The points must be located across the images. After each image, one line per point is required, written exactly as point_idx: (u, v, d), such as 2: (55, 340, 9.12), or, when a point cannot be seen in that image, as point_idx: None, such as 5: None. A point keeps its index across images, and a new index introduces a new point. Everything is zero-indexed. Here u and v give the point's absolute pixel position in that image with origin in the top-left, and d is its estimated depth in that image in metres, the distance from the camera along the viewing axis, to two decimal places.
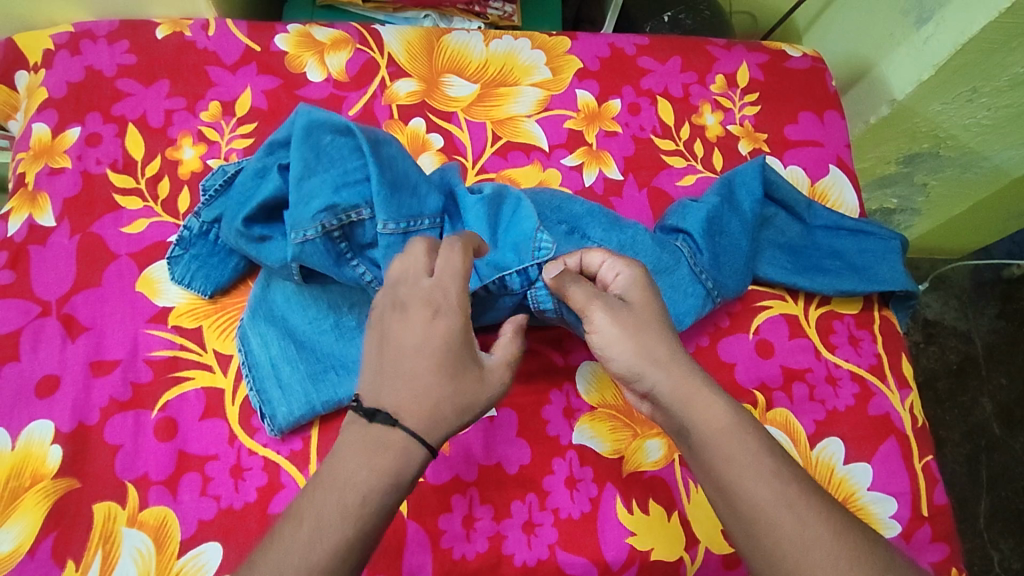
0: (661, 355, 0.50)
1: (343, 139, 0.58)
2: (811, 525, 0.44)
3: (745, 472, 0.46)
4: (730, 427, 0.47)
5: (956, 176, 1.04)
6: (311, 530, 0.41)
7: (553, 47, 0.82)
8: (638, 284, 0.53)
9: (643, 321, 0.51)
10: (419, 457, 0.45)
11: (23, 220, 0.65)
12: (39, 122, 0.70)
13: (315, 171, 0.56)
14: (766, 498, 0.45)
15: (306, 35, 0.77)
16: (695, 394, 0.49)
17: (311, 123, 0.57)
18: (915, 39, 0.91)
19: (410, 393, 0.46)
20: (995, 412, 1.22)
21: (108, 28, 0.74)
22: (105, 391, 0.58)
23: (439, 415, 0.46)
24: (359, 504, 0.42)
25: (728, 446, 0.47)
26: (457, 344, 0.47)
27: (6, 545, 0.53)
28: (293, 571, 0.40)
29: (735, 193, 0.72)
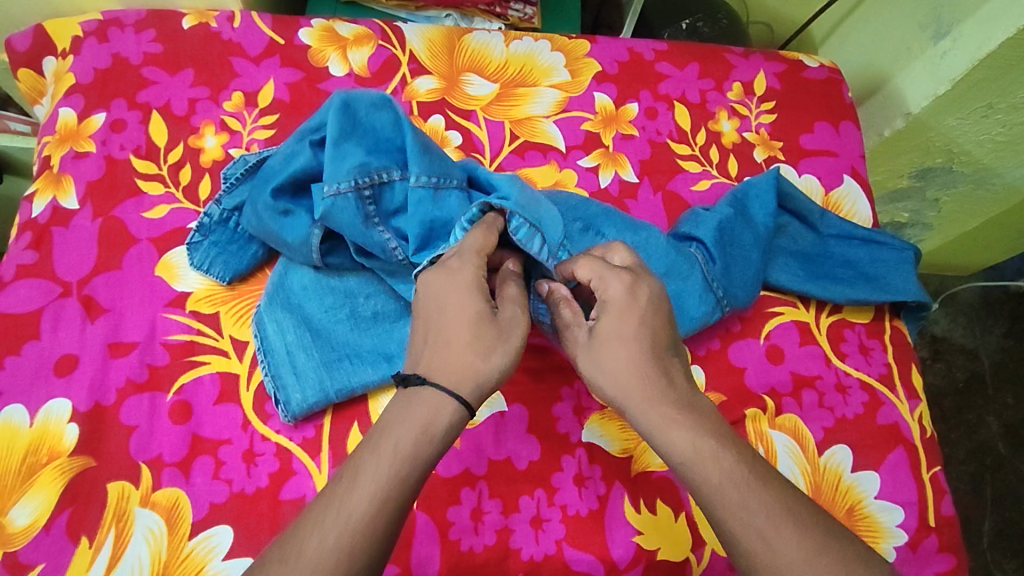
0: (625, 385, 0.49)
1: (381, 111, 0.61)
2: (784, 550, 0.43)
3: (712, 502, 0.45)
4: (692, 457, 0.46)
5: (968, 192, 1.04)
6: (345, 483, 0.43)
7: (572, 49, 0.82)
8: (614, 308, 0.51)
9: (609, 349, 0.50)
10: (450, 408, 0.46)
11: (47, 202, 0.66)
12: (66, 107, 0.71)
13: (350, 137, 0.59)
14: (735, 529, 0.44)
15: (329, 29, 0.78)
16: (659, 421, 0.48)
17: (348, 97, 0.60)
18: (933, 54, 0.92)
19: (438, 348, 0.49)
20: (1002, 431, 1.22)
21: (135, 17, 0.75)
22: (122, 372, 0.59)
23: (465, 362, 0.48)
24: (389, 456, 0.44)
25: (691, 476, 0.46)
26: (470, 295, 0.50)
27: (22, 520, 0.53)
28: (334, 533, 0.40)
29: (748, 206, 0.72)
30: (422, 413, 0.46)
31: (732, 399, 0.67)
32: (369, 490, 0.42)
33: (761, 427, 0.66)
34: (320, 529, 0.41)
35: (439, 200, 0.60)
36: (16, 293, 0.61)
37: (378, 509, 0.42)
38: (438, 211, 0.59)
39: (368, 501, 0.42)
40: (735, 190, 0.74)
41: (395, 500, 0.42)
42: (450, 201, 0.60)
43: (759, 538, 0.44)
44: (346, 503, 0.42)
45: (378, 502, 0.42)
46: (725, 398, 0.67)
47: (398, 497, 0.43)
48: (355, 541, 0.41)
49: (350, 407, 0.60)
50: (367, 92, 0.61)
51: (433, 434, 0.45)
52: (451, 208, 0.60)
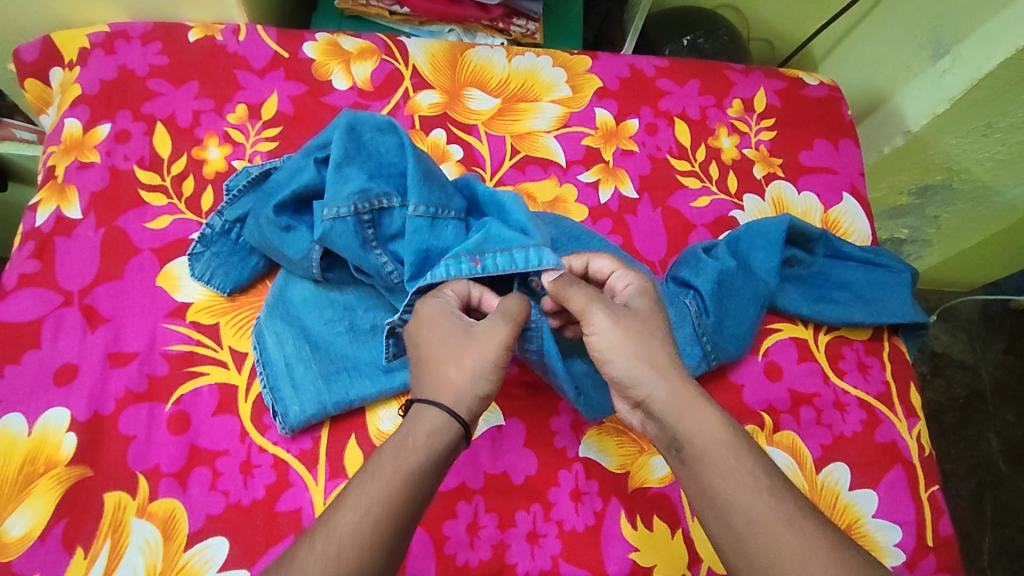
0: (664, 362, 0.49)
1: (392, 133, 0.62)
2: (808, 540, 0.44)
3: (741, 483, 0.45)
4: (727, 439, 0.47)
5: (969, 210, 1.05)
6: (339, 499, 0.43)
7: (574, 65, 0.83)
8: (643, 294, 0.55)
9: (649, 327, 0.51)
10: (441, 427, 0.46)
11: (51, 211, 0.66)
12: (71, 118, 0.71)
13: (353, 160, 0.60)
14: (763, 511, 0.45)
15: (334, 43, 0.79)
16: (693, 400, 0.48)
17: (354, 119, 0.62)
18: (932, 72, 0.93)
19: (422, 373, 0.50)
20: (1002, 448, 1.21)
21: (142, 30, 0.76)
22: (121, 382, 0.59)
23: (447, 380, 0.48)
24: (382, 473, 0.43)
25: (728, 459, 0.46)
26: (443, 320, 0.51)
27: (19, 529, 0.53)
28: (325, 543, 0.41)
29: (751, 259, 0.71)
30: (412, 430, 0.46)
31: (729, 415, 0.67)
32: (354, 502, 0.42)
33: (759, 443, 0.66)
34: (311, 541, 0.41)
35: (436, 228, 0.60)
36: (18, 302, 0.61)
37: (365, 519, 0.42)
38: (434, 240, 0.59)
39: (355, 513, 0.42)
40: (747, 235, 0.72)
41: (382, 508, 0.42)
42: (448, 230, 0.60)
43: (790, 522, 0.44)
44: (336, 516, 0.42)
45: (363, 511, 0.42)
46: None
47: (385, 507, 0.42)
48: (342, 551, 0.40)
49: (348, 420, 0.60)
50: (374, 114, 0.63)
51: (418, 441, 0.45)
52: (448, 237, 0.60)
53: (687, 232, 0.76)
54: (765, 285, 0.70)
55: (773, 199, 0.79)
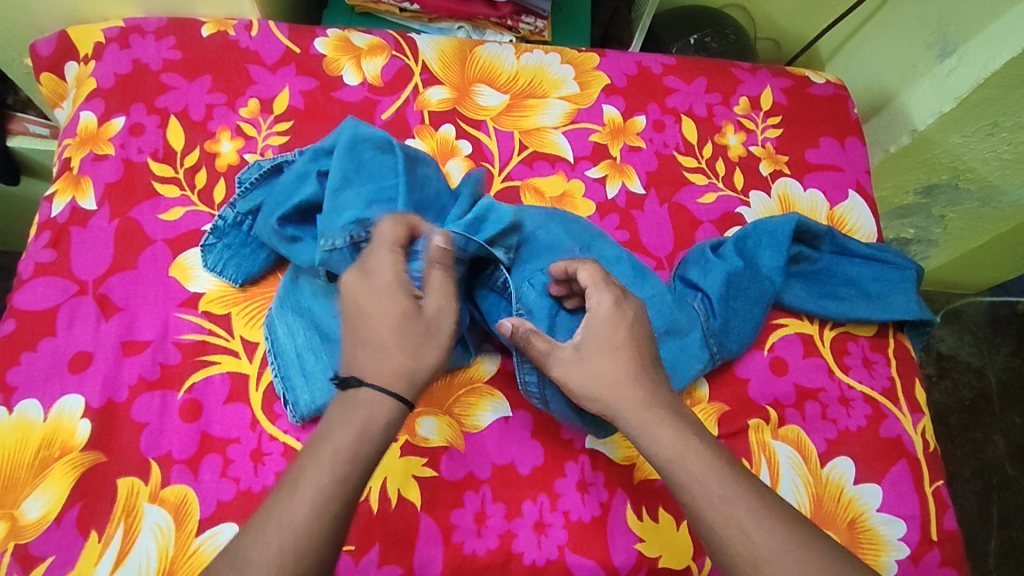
0: (615, 392, 0.51)
1: (390, 145, 0.63)
2: (759, 544, 0.45)
3: (694, 498, 0.47)
4: (677, 455, 0.48)
5: (974, 209, 1.05)
6: (285, 491, 0.43)
7: (582, 62, 0.84)
8: (603, 324, 0.53)
9: (601, 358, 0.52)
10: (387, 410, 0.46)
11: (66, 202, 0.67)
12: (86, 111, 0.72)
13: (352, 184, 0.61)
14: (714, 520, 0.46)
15: (345, 39, 0.79)
16: (647, 423, 0.50)
17: (354, 137, 0.62)
18: (938, 71, 0.93)
19: (367, 352, 0.48)
20: (1008, 450, 1.21)
21: (156, 25, 0.77)
22: (135, 370, 0.60)
23: (397, 364, 0.47)
24: (329, 461, 0.44)
25: (680, 475, 0.48)
26: (390, 296, 0.49)
27: (34, 513, 0.54)
28: (280, 538, 0.41)
29: (757, 258, 0.71)
30: (340, 413, 0.46)
31: (734, 409, 0.67)
32: (288, 488, 0.43)
33: (764, 437, 0.66)
34: (263, 535, 0.41)
35: None
36: (34, 290, 0.62)
37: (320, 510, 0.42)
38: None
39: (307, 505, 0.42)
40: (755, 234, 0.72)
41: (336, 499, 0.43)
42: None
43: (739, 526, 0.46)
44: (287, 508, 0.42)
45: (300, 492, 0.43)
46: (728, 408, 0.67)
47: (338, 498, 0.43)
48: (297, 543, 0.41)
49: None
50: (371, 129, 0.63)
51: (346, 419, 0.45)
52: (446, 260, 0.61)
53: (693, 228, 0.76)
54: (771, 283, 0.70)
55: (780, 196, 0.80)
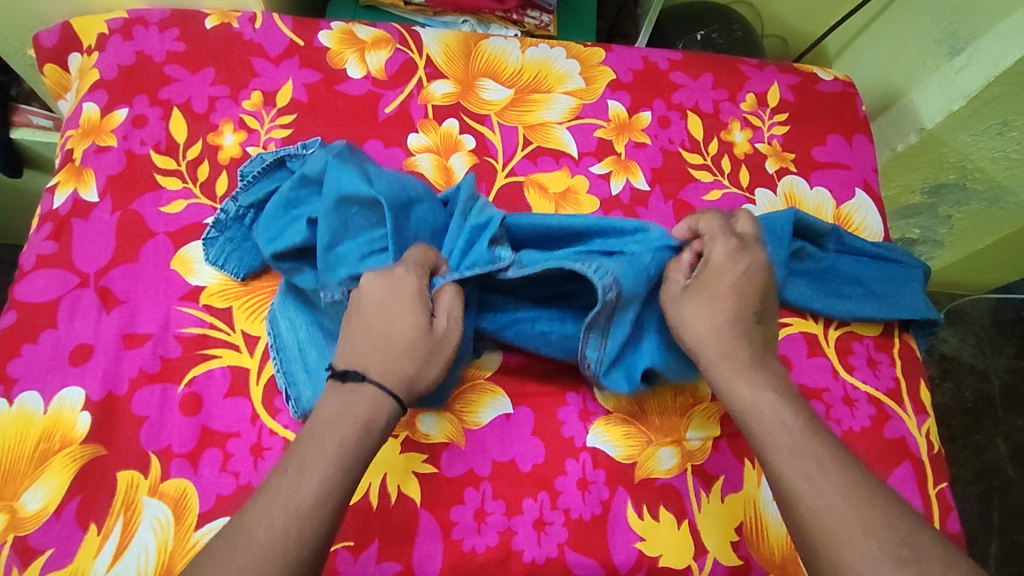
0: (710, 335, 0.55)
1: (381, 188, 0.59)
2: (821, 494, 0.46)
3: (767, 446, 0.50)
4: (755, 408, 0.51)
5: (982, 210, 1.04)
6: (291, 474, 0.44)
7: (587, 57, 0.83)
8: (716, 277, 0.58)
9: (698, 311, 0.56)
10: (385, 410, 0.48)
11: (68, 193, 0.67)
12: (89, 102, 0.72)
13: (341, 240, 0.58)
14: (782, 468, 0.48)
15: (349, 32, 0.79)
16: (732, 375, 0.53)
17: (342, 195, 0.58)
18: (947, 69, 0.92)
19: (374, 353, 0.50)
20: (1010, 453, 1.21)
21: (160, 16, 0.76)
22: (135, 363, 0.60)
23: (400, 367, 0.49)
24: (334, 453, 0.45)
25: (755, 426, 0.51)
26: (414, 305, 0.51)
27: (35, 504, 0.54)
28: (281, 520, 0.42)
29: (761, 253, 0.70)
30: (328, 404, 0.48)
31: None
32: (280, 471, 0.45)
33: None
34: (268, 515, 0.42)
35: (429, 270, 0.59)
36: (36, 282, 0.62)
37: (322, 499, 0.43)
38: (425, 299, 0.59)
39: (312, 491, 0.43)
40: (757, 227, 0.71)
41: (339, 489, 0.44)
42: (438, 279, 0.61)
43: (807, 480, 0.47)
44: (292, 493, 0.43)
45: (299, 473, 0.44)
46: None
47: (340, 489, 0.44)
48: (299, 529, 0.42)
49: None
50: (358, 180, 0.59)
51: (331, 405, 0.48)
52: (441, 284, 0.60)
53: None
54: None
55: (785, 193, 0.79)
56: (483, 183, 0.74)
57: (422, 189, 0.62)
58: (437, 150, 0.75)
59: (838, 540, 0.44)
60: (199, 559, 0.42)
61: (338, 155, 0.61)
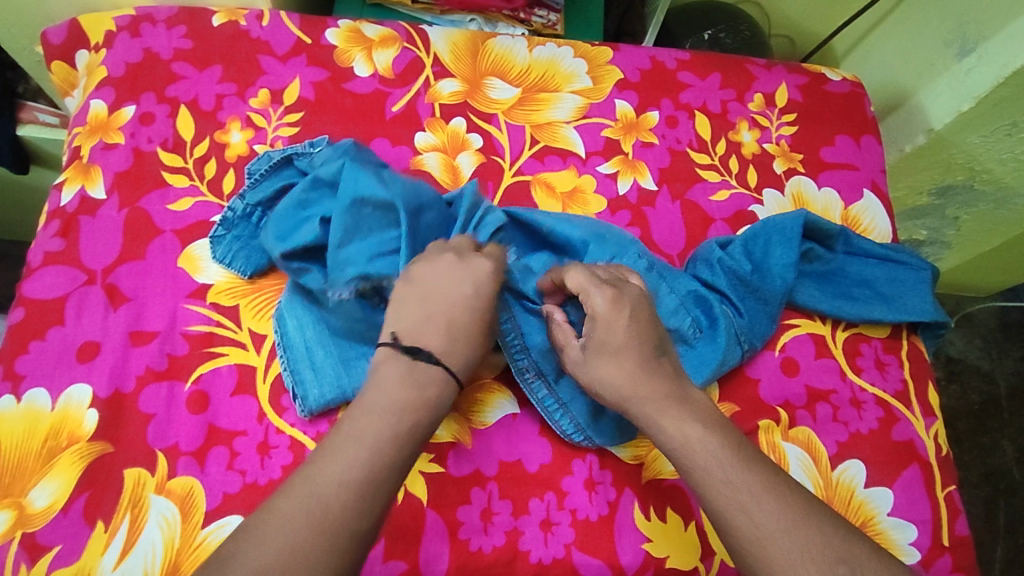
0: (622, 387, 0.51)
1: (394, 190, 0.61)
2: (762, 522, 0.45)
3: (701, 482, 0.47)
4: (682, 442, 0.49)
5: (990, 212, 1.02)
6: (349, 447, 0.44)
7: (595, 56, 0.83)
8: (603, 321, 0.52)
9: (605, 359, 0.52)
10: (449, 390, 0.49)
11: (75, 190, 0.67)
12: (96, 100, 0.72)
13: (353, 239, 0.59)
14: (718, 502, 0.46)
15: (356, 30, 0.79)
16: (654, 414, 0.50)
17: (357, 196, 0.60)
18: (956, 70, 0.92)
19: (445, 335, 0.50)
20: (1017, 456, 1.20)
21: (167, 14, 0.76)
22: (142, 360, 0.60)
23: (468, 352, 0.51)
24: (395, 427, 0.45)
25: (687, 464, 0.48)
26: (489, 302, 0.53)
27: (42, 501, 0.54)
28: (340, 492, 0.42)
29: (769, 252, 0.70)
30: (388, 391, 0.47)
31: (745, 410, 0.66)
32: (305, 497, 0.41)
33: (774, 438, 0.65)
34: (323, 488, 0.42)
35: None
36: (43, 279, 0.62)
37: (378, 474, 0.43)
38: None
39: (369, 464, 0.43)
40: (766, 227, 0.71)
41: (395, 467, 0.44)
42: None
43: (741, 509, 0.46)
44: (349, 466, 0.43)
45: (359, 445, 0.44)
46: (738, 408, 0.66)
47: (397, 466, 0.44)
48: (354, 504, 0.42)
49: None
50: (373, 181, 0.61)
51: (382, 442, 0.45)
52: None
53: (705, 226, 0.75)
54: (781, 281, 0.68)
55: (793, 194, 0.79)
56: (490, 183, 0.74)
57: (433, 197, 0.64)
58: (444, 149, 0.75)
59: (785, 565, 0.43)
60: (246, 530, 0.41)
61: (354, 158, 0.63)
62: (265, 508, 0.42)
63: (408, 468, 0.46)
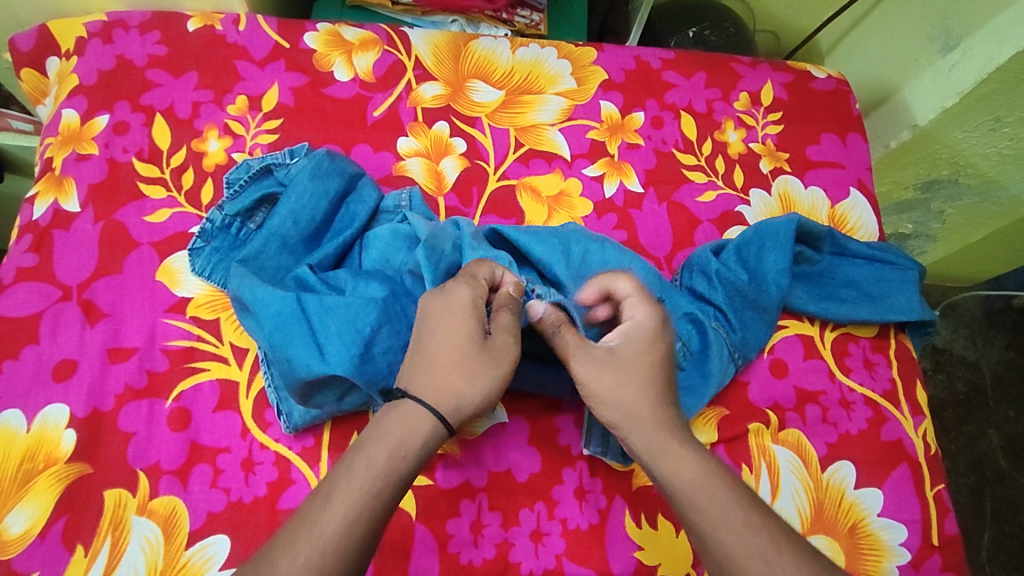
0: (641, 410, 0.49)
1: (334, 358, 0.52)
2: (781, 570, 0.43)
3: (717, 521, 0.45)
4: (699, 479, 0.47)
5: (974, 205, 1.03)
6: (317, 502, 0.42)
7: (579, 57, 0.82)
8: (643, 335, 0.52)
9: (629, 376, 0.50)
10: (424, 427, 0.45)
11: (48, 204, 0.65)
12: (68, 109, 0.70)
13: (314, 392, 0.55)
14: (734, 545, 0.44)
15: (335, 34, 0.77)
16: (667, 446, 0.48)
17: (302, 378, 0.53)
18: (941, 66, 0.92)
19: (425, 364, 0.47)
20: (1002, 444, 1.21)
21: (140, 19, 0.75)
22: (120, 378, 0.58)
23: (448, 383, 0.47)
24: (362, 474, 0.43)
25: (700, 500, 0.46)
26: (468, 319, 0.49)
27: (18, 527, 0.53)
28: (308, 553, 0.40)
29: (762, 260, 0.69)
30: (377, 427, 0.46)
31: (735, 413, 0.66)
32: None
33: (763, 442, 0.65)
34: (291, 547, 0.40)
35: None
36: (16, 296, 0.61)
37: (349, 527, 0.41)
38: None
39: (338, 519, 0.41)
40: (756, 231, 0.71)
41: (366, 518, 0.42)
42: None
43: (760, 556, 0.44)
44: (317, 523, 0.41)
45: (326, 500, 0.42)
46: (728, 412, 0.66)
47: (369, 517, 0.42)
48: (326, 561, 0.40)
49: (349, 420, 0.59)
50: (309, 357, 0.53)
51: (352, 491, 0.42)
52: None
53: (693, 228, 0.75)
54: (777, 288, 0.68)
55: (780, 194, 0.78)
56: (474, 188, 0.73)
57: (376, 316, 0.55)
58: (427, 155, 0.74)
59: None
60: None
61: (279, 320, 0.54)
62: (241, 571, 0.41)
63: (386, 521, 0.44)
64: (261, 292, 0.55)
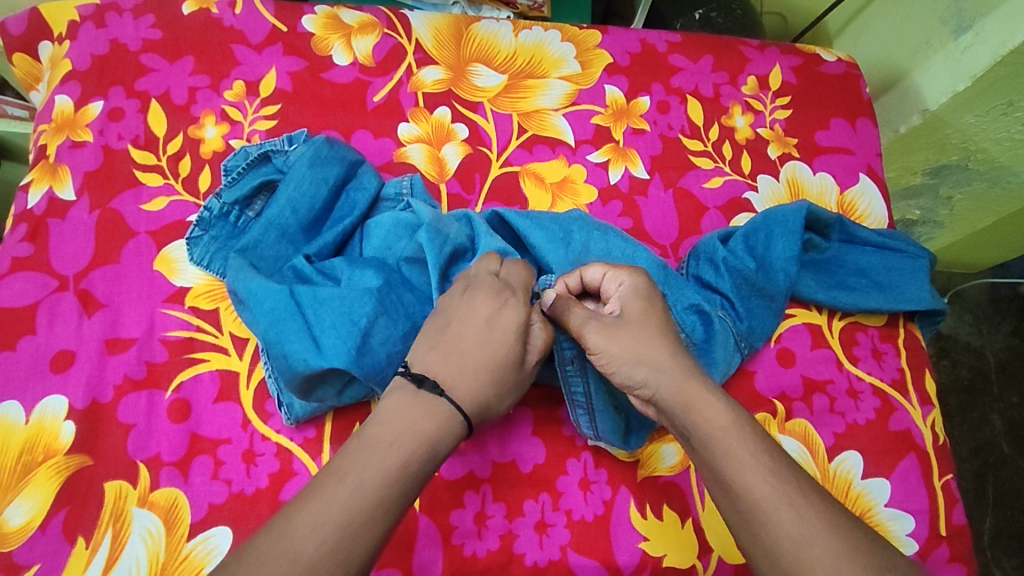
0: (662, 362, 0.49)
1: (330, 352, 0.52)
2: (813, 521, 0.42)
3: (742, 465, 0.44)
4: (728, 425, 0.46)
5: (982, 190, 1.01)
6: (346, 485, 0.40)
7: (583, 40, 0.80)
8: (637, 294, 0.53)
9: (642, 331, 0.50)
10: (454, 431, 0.45)
11: (43, 192, 0.64)
12: (62, 95, 0.69)
13: (314, 386, 0.54)
14: (759, 491, 0.43)
15: (334, 17, 0.76)
16: (697, 395, 0.48)
17: (298, 373, 0.52)
18: (953, 49, 0.89)
19: (471, 371, 0.47)
20: (1005, 429, 1.21)
21: (133, 2, 0.73)
22: (119, 369, 0.57)
23: (485, 397, 0.47)
24: (397, 465, 0.41)
25: (728, 446, 0.45)
26: (517, 342, 0.49)
27: (18, 519, 0.52)
28: (334, 537, 0.38)
29: (770, 249, 0.68)
30: (402, 415, 0.44)
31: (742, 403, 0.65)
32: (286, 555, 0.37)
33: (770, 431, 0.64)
34: (317, 529, 0.38)
35: None
36: (11, 286, 0.60)
37: (378, 516, 0.40)
38: None
39: (369, 507, 0.39)
40: (764, 218, 0.69)
41: (395, 511, 0.41)
42: None
43: (787, 503, 0.43)
44: (347, 506, 0.39)
45: (355, 485, 0.40)
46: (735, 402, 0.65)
47: (397, 510, 0.41)
48: (352, 548, 0.38)
49: (351, 410, 0.59)
50: (306, 352, 0.52)
51: (385, 479, 0.41)
52: None
53: (699, 215, 0.73)
54: (784, 275, 0.67)
55: (788, 180, 0.77)
56: (476, 175, 0.71)
57: (371, 307, 0.54)
58: (429, 141, 0.72)
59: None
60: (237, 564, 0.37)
61: (273, 313, 0.53)
62: (253, 547, 0.37)
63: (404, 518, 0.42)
64: (256, 286, 0.54)
